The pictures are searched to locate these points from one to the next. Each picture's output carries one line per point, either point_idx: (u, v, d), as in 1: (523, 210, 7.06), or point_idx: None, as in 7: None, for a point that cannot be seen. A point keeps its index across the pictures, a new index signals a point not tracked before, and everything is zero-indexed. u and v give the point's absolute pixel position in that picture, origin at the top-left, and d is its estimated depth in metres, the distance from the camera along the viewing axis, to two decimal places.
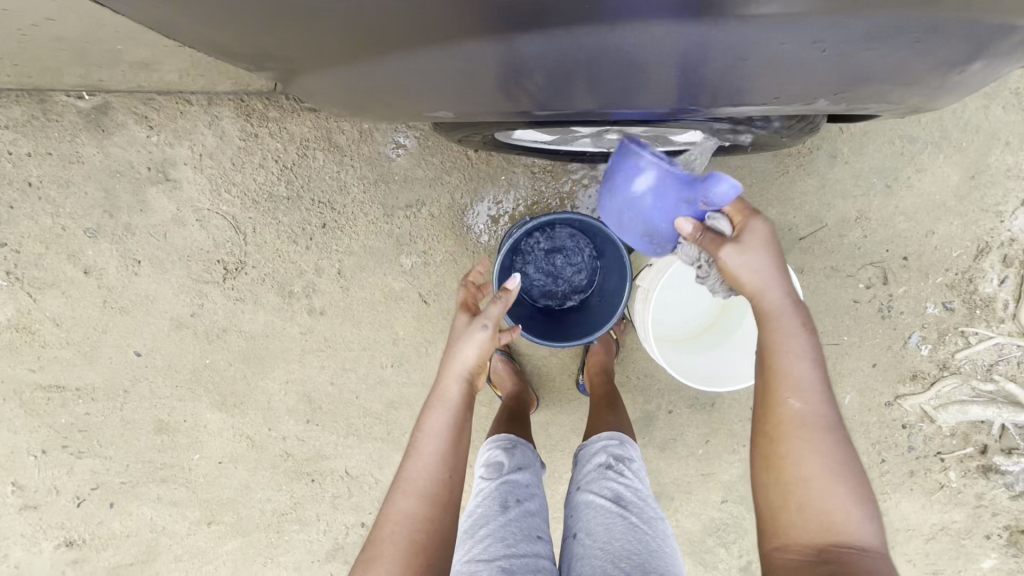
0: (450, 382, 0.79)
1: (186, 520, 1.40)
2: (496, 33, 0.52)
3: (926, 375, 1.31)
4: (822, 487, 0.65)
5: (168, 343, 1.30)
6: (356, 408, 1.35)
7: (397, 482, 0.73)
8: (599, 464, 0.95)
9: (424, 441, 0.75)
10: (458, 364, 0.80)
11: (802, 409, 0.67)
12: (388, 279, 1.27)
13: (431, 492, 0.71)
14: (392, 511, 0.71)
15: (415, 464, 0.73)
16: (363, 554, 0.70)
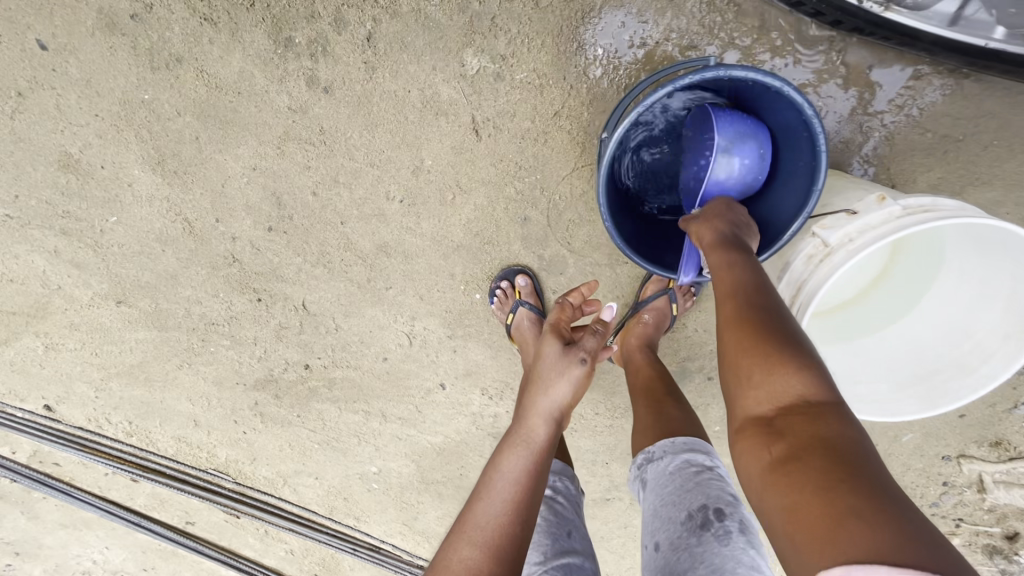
0: (538, 423, 0.71)
1: (88, 289, 1.10)
2: None
3: (1010, 447, 1.09)
4: (768, 390, 0.55)
5: (93, 47, 0.86)
6: (337, 237, 1.01)
7: (461, 525, 0.61)
8: (688, 518, 0.70)
9: (498, 482, 0.64)
10: (549, 401, 0.73)
11: (733, 314, 0.61)
12: (435, 78, 0.85)
13: (496, 541, 0.58)
14: (453, 563, 0.57)
15: (486, 508, 0.61)
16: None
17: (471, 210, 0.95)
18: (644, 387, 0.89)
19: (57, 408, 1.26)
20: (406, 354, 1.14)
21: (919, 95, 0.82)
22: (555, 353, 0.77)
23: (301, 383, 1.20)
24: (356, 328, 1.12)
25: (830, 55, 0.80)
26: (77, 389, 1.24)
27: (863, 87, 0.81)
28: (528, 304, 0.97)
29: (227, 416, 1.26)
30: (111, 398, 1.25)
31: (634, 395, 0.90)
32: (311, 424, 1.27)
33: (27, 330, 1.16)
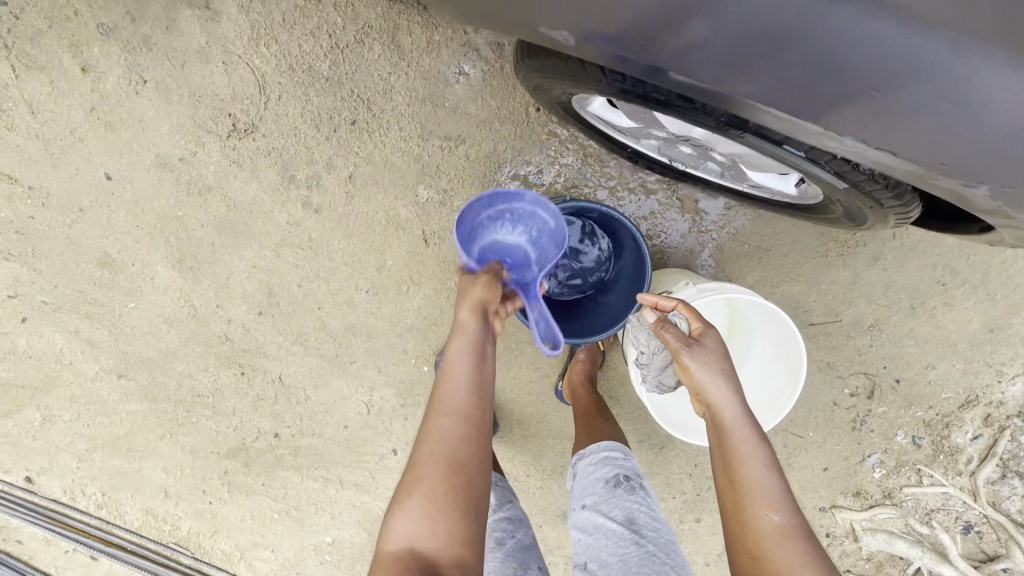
0: (467, 315, 0.80)
1: (96, 364, 1.30)
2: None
3: (868, 496, 1.30)
4: (777, 548, 0.66)
5: (145, 177, 1.18)
6: (314, 319, 1.27)
7: (431, 406, 0.73)
8: (606, 481, 0.92)
9: (453, 366, 0.75)
10: (472, 299, 0.81)
11: (729, 465, 0.72)
12: (397, 203, 1.18)
13: (465, 412, 0.72)
14: (430, 434, 0.71)
15: (446, 389, 0.73)
16: (404, 478, 0.70)
17: (421, 298, 1.24)
18: (583, 410, 1.10)
19: (37, 479, 1.38)
20: (365, 421, 1.34)
21: (734, 219, 1.18)
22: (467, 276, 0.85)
23: (269, 451, 1.37)
24: (322, 399, 1.33)
25: (669, 193, 1.17)
26: (61, 460, 1.37)
27: (694, 214, 1.18)
28: None
29: (196, 485, 1.39)
30: (91, 468, 1.38)
31: (578, 419, 1.10)
32: (273, 493, 1.40)
33: (30, 402, 1.32)
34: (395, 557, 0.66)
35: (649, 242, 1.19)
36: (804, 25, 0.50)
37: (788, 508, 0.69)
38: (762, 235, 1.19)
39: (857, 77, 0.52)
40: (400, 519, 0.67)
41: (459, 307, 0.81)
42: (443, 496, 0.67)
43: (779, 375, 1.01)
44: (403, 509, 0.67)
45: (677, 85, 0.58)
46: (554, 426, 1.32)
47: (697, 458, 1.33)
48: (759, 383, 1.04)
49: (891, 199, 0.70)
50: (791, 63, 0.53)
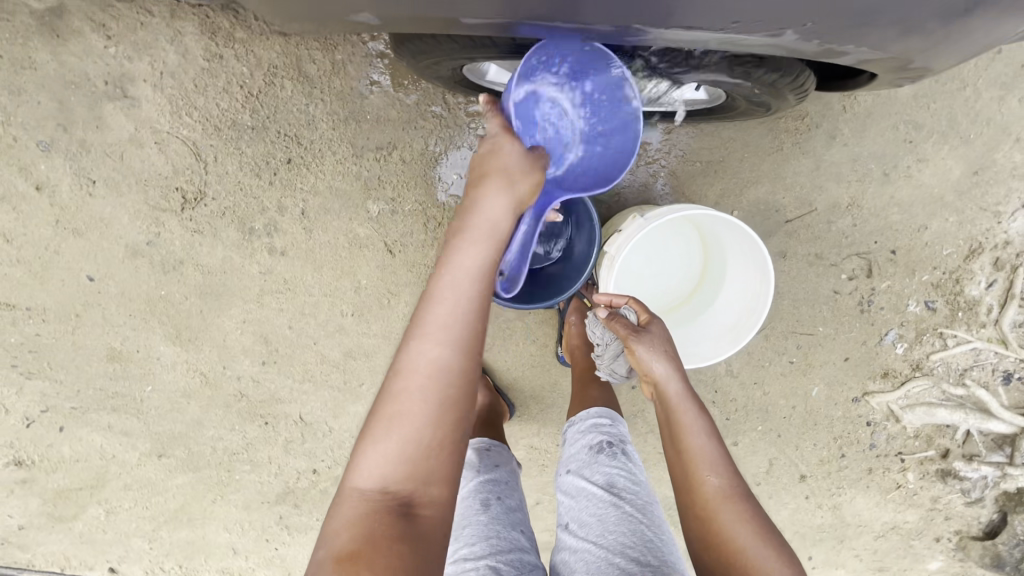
0: (481, 230, 0.72)
1: (136, 451, 1.39)
2: None
3: (898, 374, 1.27)
4: (722, 509, 0.79)
5: (123, 269, 1.25)
6: (314, 354, 1.32)
7: (419, 325, 0.67)
8: (591, 446, 0.96)
9: (451, 281, 0.68)
10: (486, 219, 0.72)
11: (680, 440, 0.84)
12: (353, 224, 1.21)
13: (460, 342, 0.66)
14: (414, 358, 0.65)
15: (438, 308, 0.67)
16: (378, 409, 0.65)
17: (404, 306, 1.27)
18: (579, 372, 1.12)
19: (119, 567, 1.48)
20: None
21: (677, 141, 1.17)
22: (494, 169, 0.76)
23: (313, 487, 1.43)
24: (345, 426, 1.38)
25: None
26: (134, 545, 1.46)
27: (637, 148, 1.17)
28: None
29: (258, 536, 1.47)
30: (162, 546, 1.47)
31: (575, 381, 1.12)
32: None
33: (91, 500, 1.42)
34: (367, 494, 0.62)
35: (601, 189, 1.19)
36: None
37: (726, 471, 0.81)
38: (711, 149, 1.17)
39: None
40: (373, 450, 0.63)
41: (467, 212, 0.74)
42: (430, 436, 0.64)
43: (751, 279, 0.99)
44: (380, 438, 0.64)
45: (478, 25, 0.64)
46: (567, 392, 1.34)
47: (716, 384, 1.32)
48: (738, 296, 1.03)
49: (782, 77, 0.72)
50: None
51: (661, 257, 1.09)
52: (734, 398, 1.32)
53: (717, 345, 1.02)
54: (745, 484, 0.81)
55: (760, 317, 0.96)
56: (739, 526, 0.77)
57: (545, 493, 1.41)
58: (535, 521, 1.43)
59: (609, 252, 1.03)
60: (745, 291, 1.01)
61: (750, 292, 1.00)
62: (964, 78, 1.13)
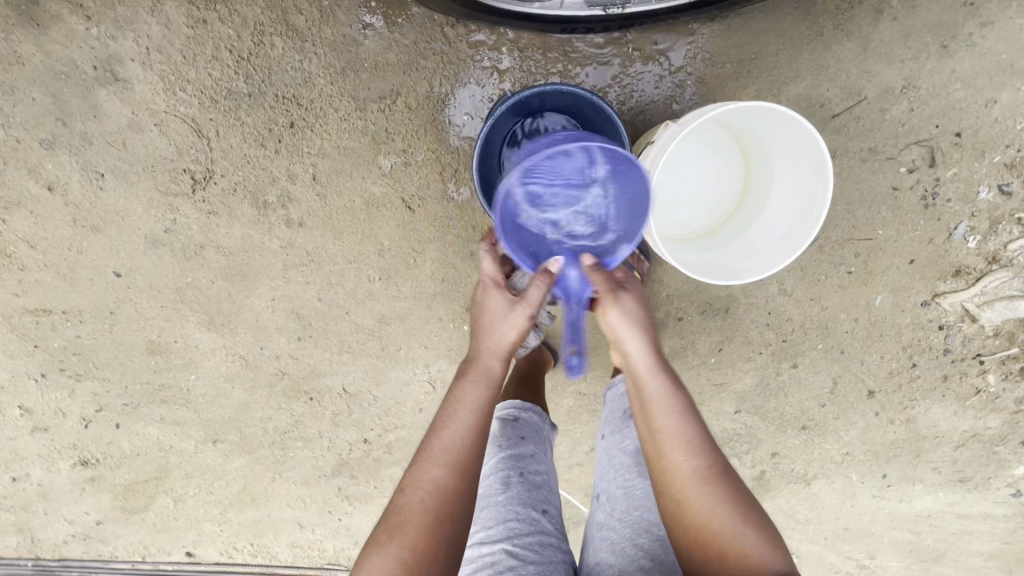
0: (488, 361, 0.83)
1: (192, 440, 1.41)
2: None
3: (972, 270, 1.16)
4: (695, 488, 0.75)
5: (147, 261, 1.23)
6: (348, 324, 1.29)
7: (425, 451, 0.76)
8: (624, 413, 0.99)
9: (458, 413, 0.78)
10: (495, 343, 0.84)
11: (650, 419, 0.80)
12: (367, 183, 1.16)
13: (459, 465, 0.74)
14: (419, 479, 0.73)
15: (444, 435, 0.76)
16: (386, 520, 0.72)
17: (431, 263, 1.22)
18: None
19: (196, 550, 1.52)
20: (435, 397, 1.36)
21: (702, 44, 1.06)
22: (503, 304, 0.87)
23: (366, 456, 1.43)
24: (389, 393, 1.36)
25: (623, 47, 1.06)
26: (205, 529, 1.51)
27: (658, 58, 1.07)
28: None
29: (321, 509, 1.49)
30: (232, 527, 1.50)
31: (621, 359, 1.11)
32: (388, 492, 1.47)
33: (158, 491, 1.46)
34: None
35: (624, 109, 1.09)
36: None
37: (705, 453, 0.76)
38: (741, 47, 1.06)
39: None
40: (377, 559, 0.69)
41: (481, 351, 0.84)
42: (425, 543, 0.69)
43: (804, 177, 0.90)
44: (384, 548, 0.69)
45: None
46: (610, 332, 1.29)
47: (768, 305, 1.24)
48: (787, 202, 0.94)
49: None
50: None
51: (697, 171, 1.00)
52: (789, 318, 1.24)
53: (769, 257, 0.94)
54: (727, 468, 0.77)
55: (817, 219, 0.87)
56: (714, 507, 0.74)
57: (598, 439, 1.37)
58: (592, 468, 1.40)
59: (643, 166, 0.93)
60: (796, 193, 0.92)
61: (803, 192, 0.91)
62: None
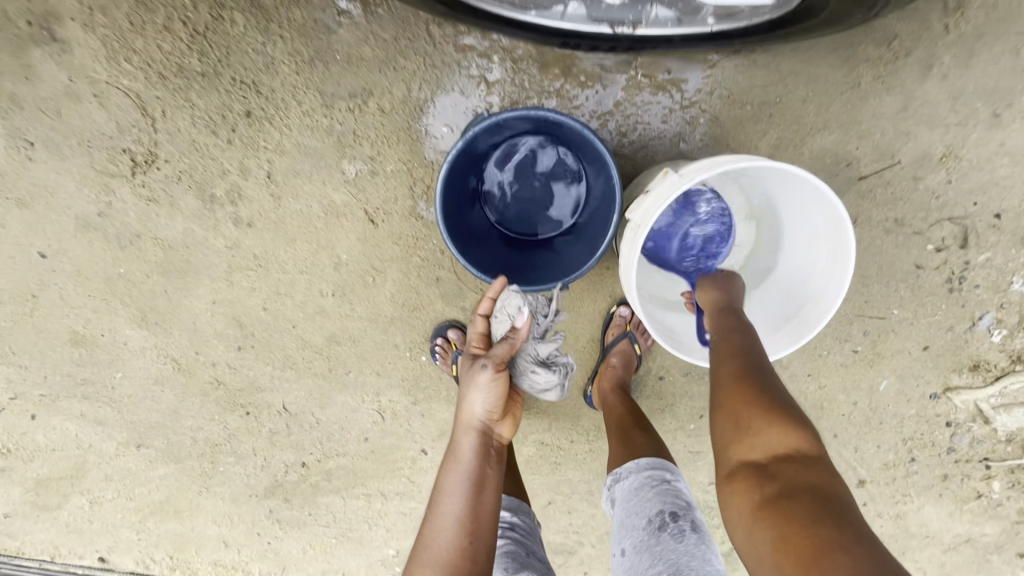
0: (463, 438, 0.80)
1: (114, 441, 1.28)
2: None
3: (991, 366, 1.03)
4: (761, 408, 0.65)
5: (75, 244, 1.10)
6: (294, 339, 1.16)
7: (417, 551, 0.73)
8: (649, 522, 0.80)
9: (446, 503, 0.74)
10: (467, 415, 0.81)
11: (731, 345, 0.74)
12: (328, 188, 1.03)
13: (448, 567, 0.69)
14: None
15: (435, 530, 0.73)
16: None
17: (392, 285, 1.10)
18: (617, 419, 0.98)
19: (110, 557, 1.40)
20: (384, 428, 1.24)
21: (721, 79, 0.92)
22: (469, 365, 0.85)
23: (303, 481, 1.31)
24: (334, 417, 1.23)
25: (630, 71, 0.93)
26: (122, 536, 1.38)
27: (669, 89, 0.93)
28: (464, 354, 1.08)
29: (249, 530, 1.36)
30: (151, 537, 1.38)
31: (610, 431, 0.98)
32: (323, 520, 1.34)
33: (73, 490, 1.34)
34: None
35: (624, 141, 0.96)
36: None
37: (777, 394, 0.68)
38: (765, 87, 0.92)
39: None
40: None
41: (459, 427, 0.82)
42: None
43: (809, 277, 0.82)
44: None
45: None
46: (582, 381, 1.16)
47: None
48: (804, 268, 0.84)
49: None
50: None
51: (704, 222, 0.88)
52: None
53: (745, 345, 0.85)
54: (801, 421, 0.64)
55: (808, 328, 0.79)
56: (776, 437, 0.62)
57: (557, 495, 1.24)
58: (547, 525, 1.27)
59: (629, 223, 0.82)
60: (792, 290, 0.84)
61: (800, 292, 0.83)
62: None
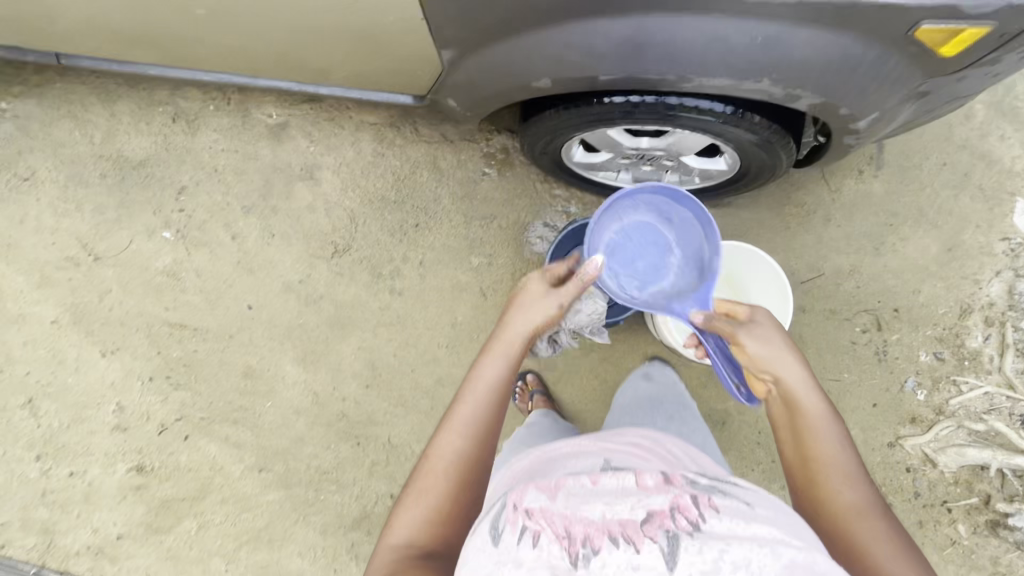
0: (507, 341, 0.88)
1: (242, 464, 1.58)
2: (575, 21, 0.88)
3: (924, 418, 1.42)
4: (856, 519, 0.73)
5: (275, 301, 1.60)
6: (409, 381, 1.57)
7: (445, 423, 0.83)
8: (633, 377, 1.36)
9: (476, 391, 0.84)
10: (515, 330, 0.88)
11: (805, 451, 0.78)
12: (457, 272, 1.58)
13: (473, 437, 0.81)
14: (440, 447, 0.81)
15: (463, 411, 0.83)
16: (412, 478, 0.81)
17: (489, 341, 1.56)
18: None
19: None
20: None
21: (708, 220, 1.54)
22: (536, 291, 0.93)
23: (387, 513, 1.55)
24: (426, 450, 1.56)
25: None
26: (212, 566, 1.55)
27: None
28: (538, 391, 1.47)
29: (328, 565, 1.54)
30: (238, 568, 1.54)
31: None
32: None
33: (188, 512, 1.57)
34: (391, 540, 0.77)
35: None
36: (662, 29, 0.86)
37: (857, 476, 0.76)
38: (734, 225, 1.53)
39: (708, 42, 0.86)
40: (405, 508, 0.79)
41: (501, 334, 0.89)
42: (442, 502, 0.78)
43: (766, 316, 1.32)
44: (406, 500, 0.79)
45: (560, 81, 0.97)
46: None
47: (758, 425, 1.49)
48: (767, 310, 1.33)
49: (782, 128, 1.03)
50: (662, 47, 0.87)
51: None
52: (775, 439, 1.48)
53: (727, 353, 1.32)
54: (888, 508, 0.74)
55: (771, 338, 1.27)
56: (881, 542, 0.71)
57: None
58: None
59: None
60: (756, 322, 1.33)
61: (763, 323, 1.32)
62: (921, 182, 1.52)
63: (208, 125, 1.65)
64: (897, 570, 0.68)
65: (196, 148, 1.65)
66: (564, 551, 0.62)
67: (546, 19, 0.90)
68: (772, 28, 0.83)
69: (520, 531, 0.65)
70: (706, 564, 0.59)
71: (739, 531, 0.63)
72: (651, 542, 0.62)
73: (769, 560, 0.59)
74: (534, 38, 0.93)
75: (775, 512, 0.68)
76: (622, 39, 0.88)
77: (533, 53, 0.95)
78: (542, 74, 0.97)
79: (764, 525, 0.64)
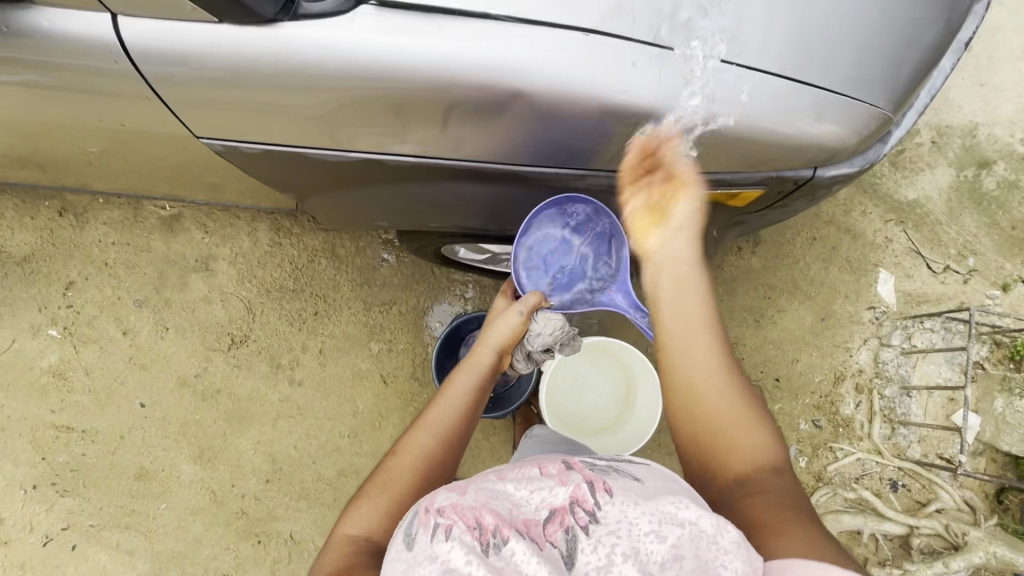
0: (484, 351, 0.93)
1: (136, 571, 1.51)
2: (387, 186, 0.96)
3: (806, 485, 1.50)
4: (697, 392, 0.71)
5: (170, 397, 1.57)
6: (311, 473, 1.55)
7: (419, 421, 0.82)
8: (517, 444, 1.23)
9: (452, 392, 0.86)
10: (495, 338, 0.95)
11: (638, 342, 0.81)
12: (358, 360, 1.58)
13: (444, 435, 0.80)
14: (411, 445, 0.79)
15: (438, 409, 0.83)
16: (376, 475, 0.76)
17: (391, 427, 1.56)
18: None
19: None
20: None
21: None
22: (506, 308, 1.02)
23: None
24: None
25: None
26: None
27: None
28: None
29: None
30: None
31: None
32: None
33: None
34: (346, 541, 0.70)
35: None
36: (466, 193, 0.95)
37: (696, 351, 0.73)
38: None
39: (508, 199, 0.97)
40: (358, 510, 0.72)
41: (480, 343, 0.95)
42: (404, 503, 0.73)
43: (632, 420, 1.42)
44: (363, 499, 0.73)
45: (387, 215, 1.06)
46: None
47: None
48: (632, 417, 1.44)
49: None
50: (468, 202, 0.97)
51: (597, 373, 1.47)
52: None
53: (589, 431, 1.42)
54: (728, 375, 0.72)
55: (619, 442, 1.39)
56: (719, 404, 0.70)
57: None
58: None
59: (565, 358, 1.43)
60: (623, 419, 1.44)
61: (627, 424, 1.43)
62: (795, 255, 1.60)
63: (96, 218, 1.61)
64: (733, 426, 0.69)
65: (83, 241, 1.60)
66: (473, 538, 0.56)
67: (362, 183, 0.95)
68: (564, 191, 0.95)
69: (431, 529, 0.58)
70: (602, 561, 0.56)
71: (634, 516, 0.59)
72: (551, 546, 0.58)
73: (659, 545, 0.56)
74: (353, 192, 0.99)
75: (665, 486, 0.66)
76: (433, 197, 0.97)
77: (356, 199, 1.02)
78: (371, 210, 1.05)
79: (661, 504, 0.60)
